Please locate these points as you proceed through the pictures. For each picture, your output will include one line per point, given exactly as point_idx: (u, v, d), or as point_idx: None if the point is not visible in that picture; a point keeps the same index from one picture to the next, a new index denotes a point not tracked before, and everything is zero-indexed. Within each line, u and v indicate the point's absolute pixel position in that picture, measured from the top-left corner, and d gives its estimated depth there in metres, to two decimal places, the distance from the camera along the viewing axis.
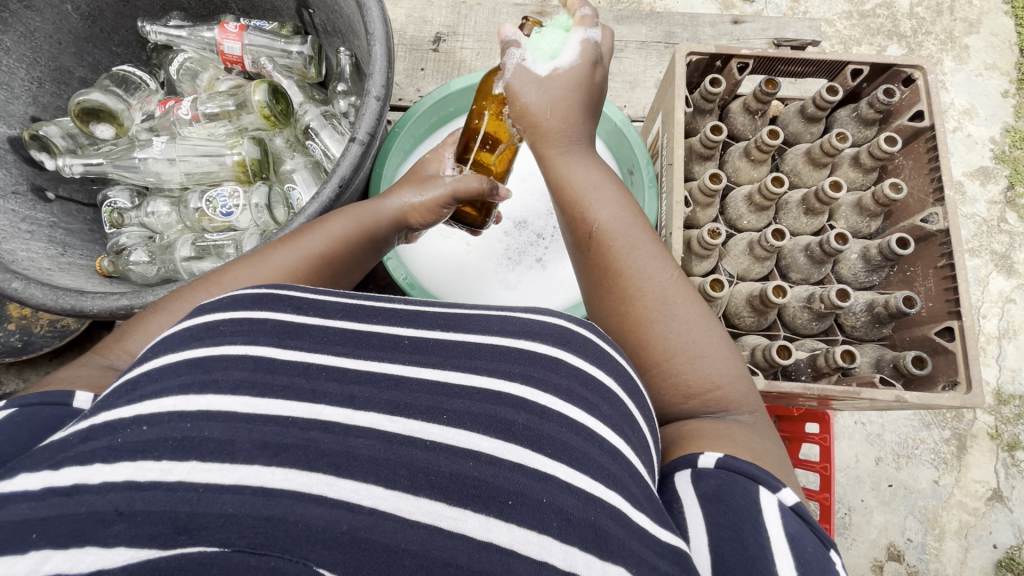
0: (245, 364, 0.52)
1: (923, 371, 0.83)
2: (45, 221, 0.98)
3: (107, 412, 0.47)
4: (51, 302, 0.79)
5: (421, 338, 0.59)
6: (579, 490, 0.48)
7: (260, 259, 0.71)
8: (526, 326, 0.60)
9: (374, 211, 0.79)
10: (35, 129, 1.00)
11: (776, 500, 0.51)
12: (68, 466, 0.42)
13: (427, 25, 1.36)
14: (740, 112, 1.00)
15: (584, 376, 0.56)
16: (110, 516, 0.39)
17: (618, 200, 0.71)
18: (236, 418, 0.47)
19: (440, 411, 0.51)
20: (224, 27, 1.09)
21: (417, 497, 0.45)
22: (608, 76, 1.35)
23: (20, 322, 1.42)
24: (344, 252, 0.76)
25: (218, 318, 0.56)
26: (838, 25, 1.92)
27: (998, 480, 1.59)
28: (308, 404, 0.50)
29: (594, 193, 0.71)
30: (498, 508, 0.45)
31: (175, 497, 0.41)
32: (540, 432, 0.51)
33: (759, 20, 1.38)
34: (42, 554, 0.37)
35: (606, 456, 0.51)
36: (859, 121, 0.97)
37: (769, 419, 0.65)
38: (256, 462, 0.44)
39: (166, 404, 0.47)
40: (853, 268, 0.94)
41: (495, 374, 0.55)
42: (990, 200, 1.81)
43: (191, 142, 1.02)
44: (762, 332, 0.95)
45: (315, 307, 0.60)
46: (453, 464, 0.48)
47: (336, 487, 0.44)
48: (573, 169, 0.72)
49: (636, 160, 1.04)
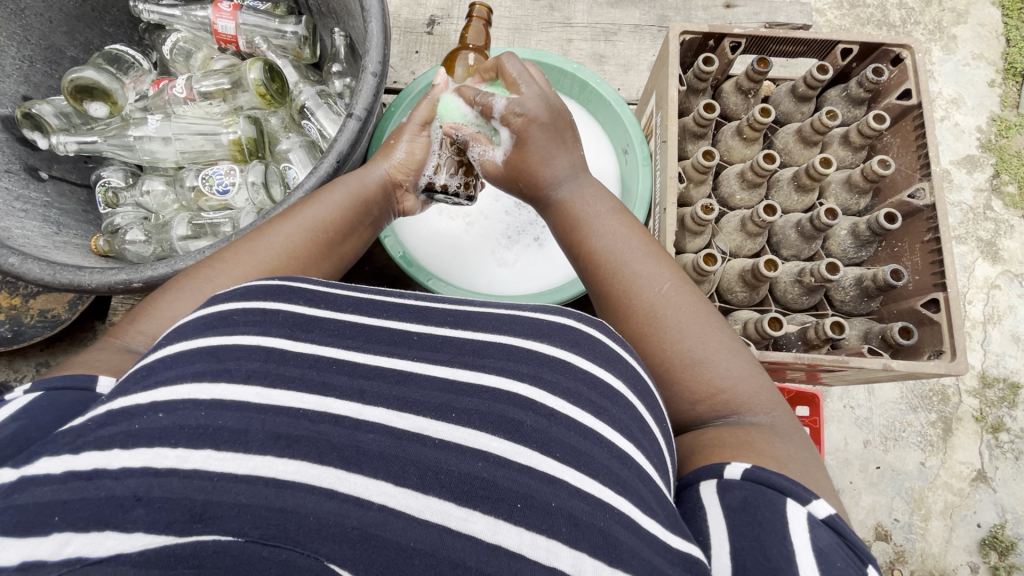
0: (258, 355, 0.52)
1: (910, 341, 0.85)
2: (39, 201, 0.98)
3: (124, 398, 0.48)
4: (48, 277, 0.79)
5: (430, 335, 0.60)
6: (588, 495, 0.48)
7: (261, 239, 0.71)
8: (535, 326, 0.62)
9: (363, 180, 0.81)
10: (27, 107, 0.99)
11: (806, 513, 0.52)
12: (88, 451, 0.43)
13: (422, 8, 1.36)
14: (733, 92, 1.01)
15: (594, 379, 0.58)
16: (129, 501, 0.40)
17: (614, 224, 0.76)
18: (249, 408, 0.48)
19: (449, 409, 0.52)
20: (218, 6, 1.07)
21: (426, 496, 0.46)
22: (601, 60, 1.36)
23: (12, 312, 1.41)
24: (340, 222, 0.77)
25: (233, 307, 0.57)
26: (829, 14, 1.93)
27: (982, 461, 1.63)
28: (319, 398, 0.51)
29: (592, 218, 0.76)
30: (507, 510, 0.46)
31: (189, 485, 0.42)
32: (549, 434, 0.52)
33: (751, 4, 1.39)
34: (64, 537, 0.38)
35: (615, 459, 0.52)
36: (849, 100, 0.99)
37: (790, 416, 0.65)
38: (268, 453, 0.45)
39: (181, 392, 0.48)
40: (842, 243, 0.96)
41: (500, 373, 0.57)
42: (976, 188, 1.84)
43: (186, 121, 1.02)
44: (754, 307, 0.97)
45: (328, 301, 0.61)
46: (462, 463, 0.48)
47: (347, 482, 0.45)
48: (579, 199, 0.78)
49: (630, 139, 1.05)
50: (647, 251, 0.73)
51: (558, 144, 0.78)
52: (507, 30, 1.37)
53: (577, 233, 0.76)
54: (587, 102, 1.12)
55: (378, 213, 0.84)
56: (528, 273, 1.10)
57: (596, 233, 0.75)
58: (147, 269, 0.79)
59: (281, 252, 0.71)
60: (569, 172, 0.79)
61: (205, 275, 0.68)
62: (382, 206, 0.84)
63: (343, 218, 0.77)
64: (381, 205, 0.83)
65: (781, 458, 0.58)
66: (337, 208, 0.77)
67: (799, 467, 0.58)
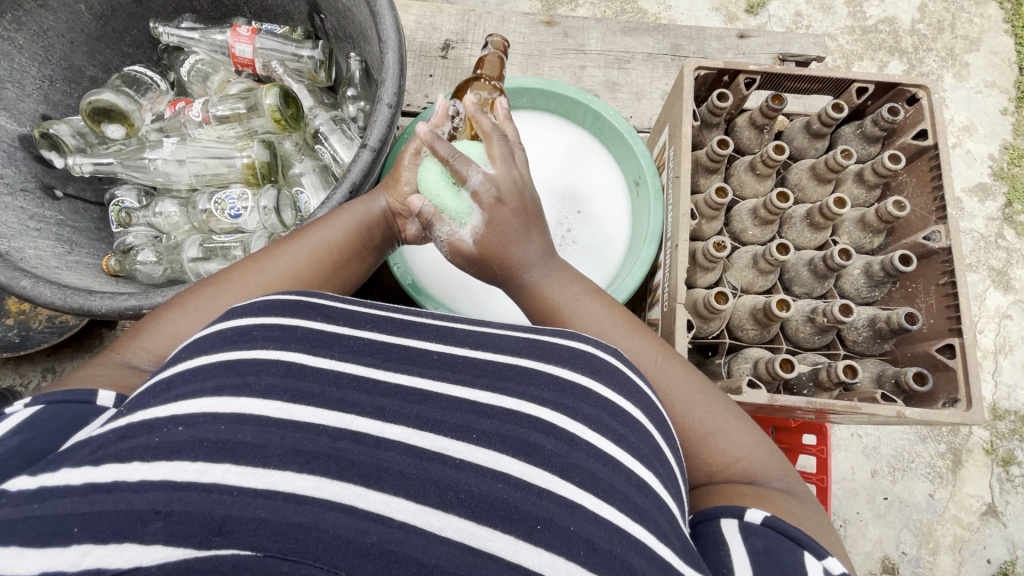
0: (278, 369, 0.52)
1: (924, 387, 0.83)
2: (53, 219, 0.99)
3: (142, 411, 0.47)
4: (59, 301, 0.79)
5: (449, 353, 0.59)
6: (607, 521, 0.47)
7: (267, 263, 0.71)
8: (555, 351, 0.60)
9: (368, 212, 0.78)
10: (45, 127, 1.01)
11: (822, 568, 0.52)
12: (108, 463, 0.42)
13: (436, 32, 1.38)
14: (746, 127, 1.01)
15: (612, 406, 0.56)
16: (148, 514, 0.39)
17: (592, 307, 0.73)
18: (269, 422, 0.47)
19: (469, 430, 0.52)
20: (236, 30, 1.09)
21: (447, 514, 0.45)
22: (614, 87, 1.37)
23: (19, 317, 1.41)
24: (346, 243, 0.76)
25: (251, 323, 0.55)
26: (841, 39, 1.95)
27: (992, 495, 1.60)
28: (338, 412, 0.50)
29: (569, 302, 0.73)
30: (526, 532, 0.45)
31: (209, 499, 0.41)
32: (569, 460, 0.51)
33: (764, 35, 1.40)
34: (83, 548, 0.37)
35: (633, 487, 0.51)
36: (864, 138, 0.99)
37: (798, 475, 0.65)
38: (288, 468, 0.44)
39: (200, 406, 0.47)
40: (855, 283, 0.95)
41: (523, 397, 0.55)
42: (988, 216, 1.82)
43: (201, 144, 1.03)
44: (764, 345, 0.96)
45: (345, 317, 0.60)
46: (483, 484, 0.48)
47: (366, 498, 0.44)
48: (552, 287, 0.74)
49: (642, 171, 1.04)
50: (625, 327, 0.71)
51: (525, 233, 0.72)
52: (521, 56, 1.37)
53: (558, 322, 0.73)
54: (599, 133, 1.12)
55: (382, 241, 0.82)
56: None
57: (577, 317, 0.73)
58: (157, 295, 0.78)
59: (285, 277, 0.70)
60: (541, 257, 0.73)
61: (211, 293, 0.67)
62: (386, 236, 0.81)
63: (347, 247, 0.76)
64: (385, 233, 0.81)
65: (796, 514, 0.58)
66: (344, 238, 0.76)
67: (812, 526, 0.58)
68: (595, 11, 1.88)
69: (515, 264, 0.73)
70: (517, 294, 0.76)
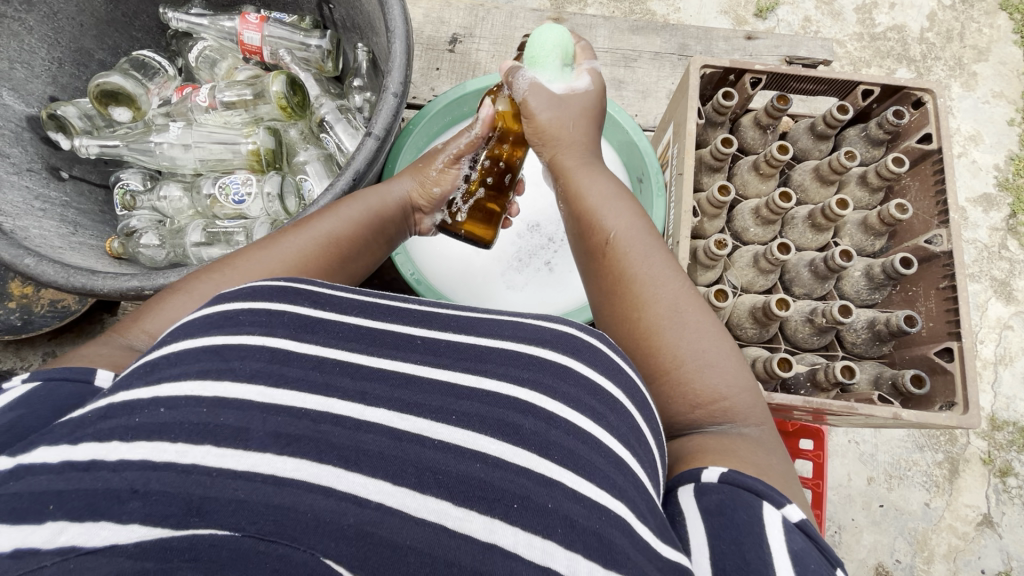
0: (262, 356, 0.52)
1: (921, 390, 0.83)
2: (57, 200, 0.99)
3: (125, 392, 0.47)
4: (62, 280, 0.80)
5: (433, 338, 0.59)
6: (585, 497, 0.48)
7: (272, 246, 0.71)
8: (536, 333, 0.61)
9: (380, 198, 0.82)
10: (52, 109, 1.02)
11: (780, 516, 0.51)
12: (86, 442, 0.42)
13: (444, 26, 1.38)
14: (751, 126, 1.01)
15: (594, 386, 0.56)
16: (125, 493, 0.39)
17: (620, 207, 0.74)
18: (251, 406, 0.47)
19: (449, 412, 0.52)
20: (246, 17, 1.10)
21: (424, 495, 0.45)
22: (619, 85, 1.37)
23: (23, 301, 1.43)
24: (353, 233, 0.76)
25: (239, 307, 0.55)
26: (849, 46, 1.94)
27: (988, 506, 1.60)
28: (321, 396, 0.50)
29: (601, 202, 0.74)
30: (502, 511, 0.45)
31: (188, 479, 0.41)
32: (548, 438, 0.51)
33: (772, 37, 1.40)
34: (59, 526, 0.37)
35: (611, 465, 0.51)
36: (868, 141, 0.99)
37: (776, 433, 0.64)
38: (268, 450, 0.44)
39: (183, 389, 0.47)
40: (855, 285, 0.95)
41: (502, 377, 0.55)
42: (992, 227, 1.82)
43: (207, 130, 1.03)
44: (762, 344, 0.96)
45: (331, 303, 0.60)
46: (460, 464, 0.48)
47: (345, 480, 0.44)
48: (588, 185, 0.76)
49: (646, 168, 1.04)
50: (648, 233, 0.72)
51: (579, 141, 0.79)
52: None
53: (585, 218, 0.75)
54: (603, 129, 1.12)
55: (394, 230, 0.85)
56: (537, 297, 1.09)
57: (603, 212, 0.74)
58: (159, 277, 0.79)
59: (288, 263, 0.70)
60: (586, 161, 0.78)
61: (213, 279, 0.67)
62: (400, 225, 0.86)
63: (350, 233, 0.76)
64: (397, 223, 0.85)
65: (761, 467, 0.57)
66: (349, 224, 0.76)
67: (778, 477, 0.57)
68: (603, 11, 1.88)
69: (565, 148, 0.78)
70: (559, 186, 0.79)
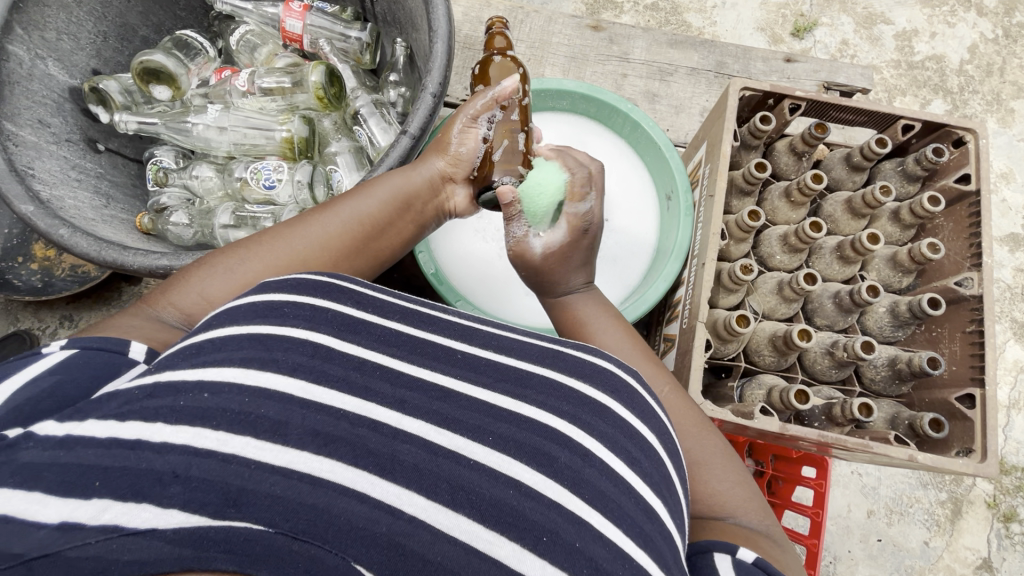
0: (304, 349, 0.52)
1: (939, 434, 0.82)
2: (92, 171, 1.01)
3: (173, 371, 0.47)
4: (94, 253, 0.81)
5: (474, 354, 0.60)
6: (611, 542, 0.48)
7: (301, 229, 0.71)
8: (577, 365, 0.60)
9: (407, 179, 0.78)
10: (95, 82, 1.03)
11: None
12: (133, 420, 0.42)
13: (483, 26, 1.38)
14: (785, 152, 1.00)
15: (630, 428, 0.56)
16: (167, 477, 0.40)
17: (613, 328, 0.77)
18: (290, 400, 0.48)
19: (485, 432, 0.52)
20: (289, 4, 1.09)
21: (456, 513, 0.46)
22: (654, 99, 1.36)
23: (43, 264, 1.45)
24: (380, 216, 0.76)
25: (283, 298, 0.56)
26: (885, 72, 1.92)
27: (989, 550, 1.57)
28: (359, 399, 0.51)
29: (595, 322, 0.78)
30: (532, 541, 0.46)
31: (228, 469, 0.42)
32: (581, 474, 0.51)
33: (811, 62, 1.38)
34: (103, 503, 0.38)
35: (640, 511, 0.51)
36: (904, 176, 0.97)
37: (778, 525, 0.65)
38: (306, 448, 0.45)
39: (227, 375, 0.47)
40: (879, 321, 0.94)
41: (541, 406, 0.56)
42: (1017, 268, 1.79)
43: (243, 114, 1.04)
44: (779, 372, 0.95)
45: (373, 305, 0.60)
46: (493, 488, 0.48)
47: (379, 488, 0.45)
48: (583, 307, 0.80)
49: (675, 186, 1.04)
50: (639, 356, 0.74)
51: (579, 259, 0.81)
52: (564, 58, 1.37)
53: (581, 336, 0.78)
54: (636, 143, 1.11)
55: (424, 211, 0.81)
56: None
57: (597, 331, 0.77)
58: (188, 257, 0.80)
59: (317, 248, 0.70)
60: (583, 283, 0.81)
61: (240, 257, 0.67)
62: (429, 205, 0.81)
63: (378, 216, 0.75)
64: (428, 203, 0.81)
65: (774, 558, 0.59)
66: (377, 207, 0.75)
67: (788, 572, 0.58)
68: (638, 19, 1.87)
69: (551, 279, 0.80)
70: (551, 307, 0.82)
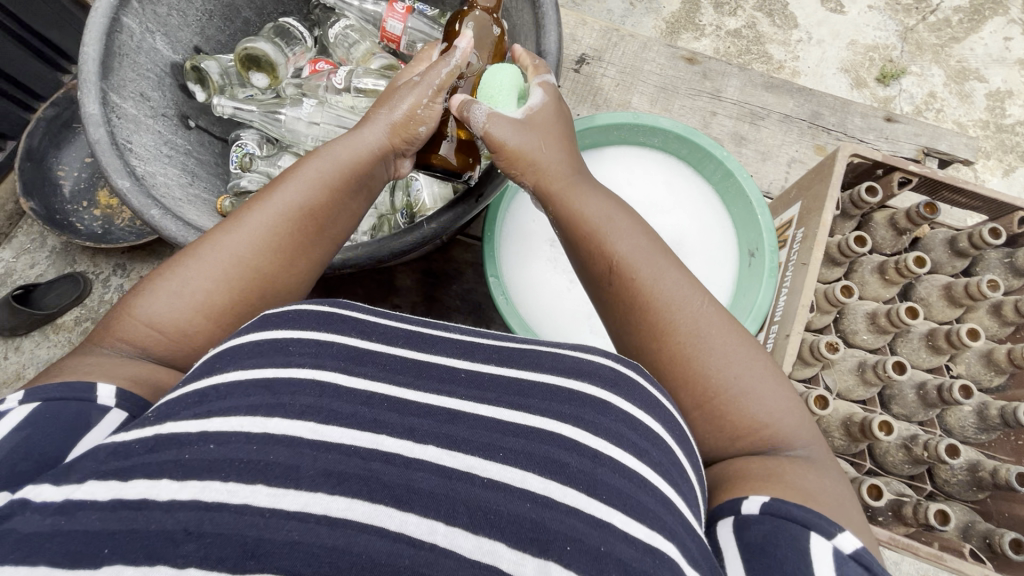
0: (312, 390, 0.49)
1: (1019, 556, 0.77)
2: (182, 147, 1.02)
3: (173, 422, 0.45)
4: (181, 238, 0.82)
5: (476, 370, 0.55)
6: (637, 540, 0.42)
7: (235, 226, 0.61)
8: (574, 365, 0.55)
9: (353, 151, 0.68)
10: (197, 62, 1.05)
11: (832, 548, 0.46)
12: (135, 478, 0.41)
13: (575, 44, 1.35)
14: (884, 226, 0.95)
15: (633, 419, 0.50)
16: (179, 535, 0.38)
17: (626, 224, 0.65)
18: (301, 443, 0.45)
19: (496, 448, 0.47)
20: (392, 5, 1.06)
21: (477, 535, 0.42)
22: (741, 142, 1.31)
23: (106, 211, 1.49)
24: (325, 198, 0.65)
25: (287, 336, 0.52)
26: (972, 132, 1.81)
27: None
28: (370, 432, 0.47)
29: (607, 222, 0.65)
30: (556, 553, 0.41)
31: (242, 520, 0.40)
32: (595, 476, 0.46)
33: (912, 124, 1.32)
34: (114, 570, 0.36)
35: (660, 505, 0.45)
36: (1011, 270, 0.92)
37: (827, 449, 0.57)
38: (319, 489, 0.42)
39: (233, 423, 0.45)
40: (962, 419, 0.89)
41: (543, 412, 0.51)
42: None
43: (336, 111, 1.05)
44: (846, 457, 0.91)
45: (377, 332, 0.56)
46: (510, 504, 0.44)
47: (399, 520, 0.42)
48: (584, 202, 0.67)
49: (761, 243, 1.00)
50: (656, 248, 0.63)
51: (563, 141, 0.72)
52: (653, 87, 1.33)
53: (589, 240, 0.65)
54: (724, 191, 1.07)
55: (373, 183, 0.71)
56: None
57: (610, 235, 0.64)
58: None
59: (256, 241, 0.60)
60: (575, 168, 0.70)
61: (177, 272, 0.58)
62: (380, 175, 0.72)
63: (323, 198, 0.65)
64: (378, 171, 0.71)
65: (820, 494, 0.50)
66: (318, 184, 0.65)
67: (838, 505, 0.50)
68: (718, 45, 1.81)
69: (553, 168, 0.69)
70: (554, 206, 0.70)
